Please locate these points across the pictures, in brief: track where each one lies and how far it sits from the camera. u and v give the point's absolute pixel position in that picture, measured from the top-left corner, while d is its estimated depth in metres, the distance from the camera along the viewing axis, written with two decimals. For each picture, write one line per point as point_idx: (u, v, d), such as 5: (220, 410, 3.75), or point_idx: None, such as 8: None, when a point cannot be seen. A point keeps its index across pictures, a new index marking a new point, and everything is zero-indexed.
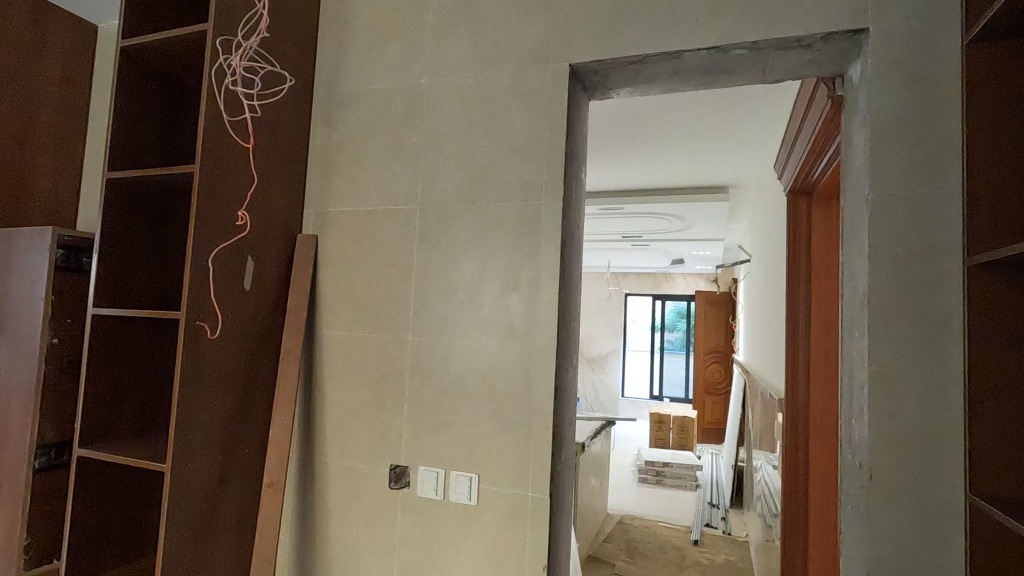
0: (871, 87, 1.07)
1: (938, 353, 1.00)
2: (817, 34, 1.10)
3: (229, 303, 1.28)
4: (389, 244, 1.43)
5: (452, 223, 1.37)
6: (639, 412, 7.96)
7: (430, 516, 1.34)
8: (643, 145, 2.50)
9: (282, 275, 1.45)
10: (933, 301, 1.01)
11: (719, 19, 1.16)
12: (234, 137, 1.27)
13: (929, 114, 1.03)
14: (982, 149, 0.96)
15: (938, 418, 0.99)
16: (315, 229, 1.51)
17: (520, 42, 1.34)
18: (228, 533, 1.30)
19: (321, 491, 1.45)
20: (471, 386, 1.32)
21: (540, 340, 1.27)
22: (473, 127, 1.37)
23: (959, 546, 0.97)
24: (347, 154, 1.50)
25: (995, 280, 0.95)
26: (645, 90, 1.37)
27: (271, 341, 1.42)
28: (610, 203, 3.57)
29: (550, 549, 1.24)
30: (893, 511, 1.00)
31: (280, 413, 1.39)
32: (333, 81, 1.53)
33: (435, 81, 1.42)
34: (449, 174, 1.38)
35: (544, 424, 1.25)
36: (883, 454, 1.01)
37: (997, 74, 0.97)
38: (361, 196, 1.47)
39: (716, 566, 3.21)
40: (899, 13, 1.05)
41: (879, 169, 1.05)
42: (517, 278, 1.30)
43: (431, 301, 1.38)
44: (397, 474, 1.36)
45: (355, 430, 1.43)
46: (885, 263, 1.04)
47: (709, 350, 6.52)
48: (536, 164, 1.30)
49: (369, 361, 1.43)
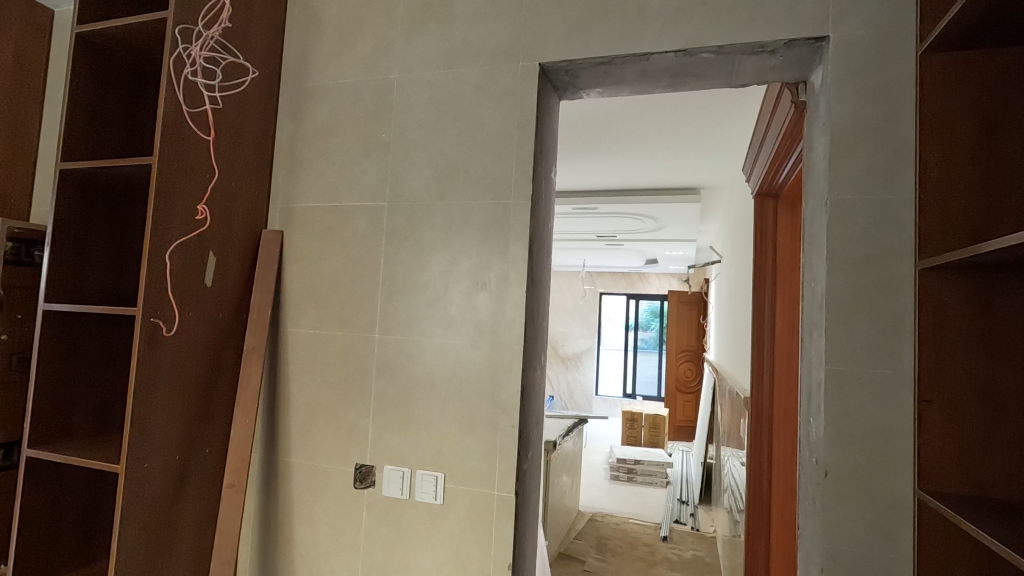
0: (831, 94, 1.09)
1: (890, 354, 1.03)
2: (781, 40, 1.13)
3: (189, 300, 1.25)
4: (356, 241, 1.41)
5: (420, 220, 1.36)
6: (613, 410, 8.04)
7: (395, 516, 1.32)
8: (616, 145, 2.53)
9: (245, 271, 1.42)
10: (886, 303, 1.04)
11: (686, 22, 1.18)
12: (194, 129, 1.24)
13: (886, 120, 1.06)
14: (935, 155, 0.99)
15: (890, 416, 1.02)
16: (281, 224, 1.49)
17: (490, 40, 1.33)
18: (187, 535, 1.27)
19: (284, 492, 1.43)
20: (438, 384, 1.32)
21: (507, 338, 1.27)
22: (443, 124, 1.36)
23: (907, 540, 1.00)
24: (315, 149, 1.48)
25: (946, 283, 0.98)
26: (615, 91, 1.38)
27: (234, 339, 1.39)
28: (584, 203, 3.60)
29: (515, 547, 1.25)
30: (848, 507, 1.03)
31: (242, 412, 1.36)
32: (301, 75, 1.51)
33: (404, 76, 1.40)
34: (418, 171, 1.37)
35: (511, 422, 1.25)
36: (837, 452, 1.04)
37: (949, 83, 1.00)
38: (329, 192, 1.45)
39: (684, 562, 3.26)
40: (857, 22, 1.08)
41: (837, 174, 1.08)
42: (485, 276, 1.30)
43: (398, 298, 1.37)
44: (362, 474, 1.35)
45: (320, 429, 1.41)
46: (843, 265, 1.07)
47: (681, 349, 6.62)
48: (505, 162, 1.30)
49: (334, 359, 1.41)
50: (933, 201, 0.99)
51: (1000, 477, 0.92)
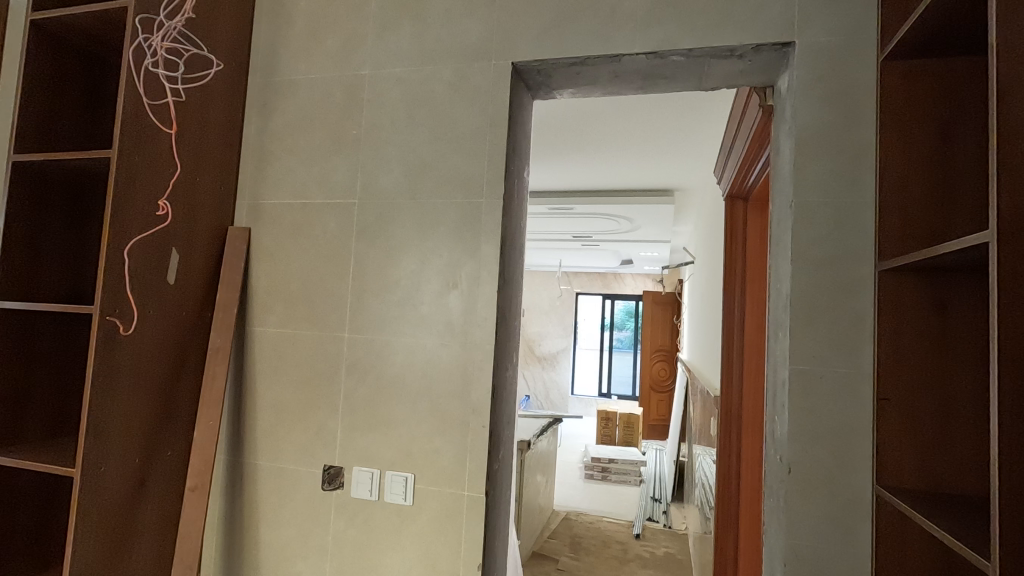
0: (796, 98, 1.11)
1: (851, 353, 1.06)
2: (749, 45, 1.14)
3: (150, 299, 1.21)
4: (325, 239, 1.39)
5: (391, 218, 1.35)
6: (588, 409, 8.10)
7: (364, 518, 1.31)
8: (590, 146, 2.54)
9: (209, 269, 1.38)
10: (847, 304, 1.07)
11: (657, 25, 1.19)
12: (156, 121, 1.20)
13: (848, 125, 1.09)
14: (894, 159, 1.02)
15: (851, 414, 1.05)
16: (248, 221, 1.45)
17: (462, 38, 1.33)
18: (147, 541, 1.23)
19: (250, 495, 1.40)
20: (408, 384, 1.31)
21: (478, 337, 1.26)
22: (415, 122, 1.35)
23: (866, 534, 1.03)
24: (283, 145, 1.45)
25: (904, 283, 1.01)
26: (587, 92, 1.39)
27: (198, 338, 1.35)
28: (560, 203, 3.62)
29: (485, 547, 1.24)
30: (810, 503, 1.05)
31: (207, 414, 1.33)
32: (270, 69, 1.48)
33: (376, 72, 1.39)
34: (389, 168, 1.36)
35: (481, 422, 1.24)
36: (800, 449, 1.06)
37: (908, 89, 1.03)
38: (297, 188, 1.43)
39: (656, 559, 3.30)
40: (821, 29, 1.11)
41: (802, 177, 1.10)
42: (456, 275, 1.29)
43: (368, 297, 1.35)
44: (331, 475, 1.33)
45: (287, 430, 1.38)
46: (807, 267, 1.09)
47: (655, 349, 6.70)
48: (477, 161, 1.29)
49: (301, 359, 1.39)
50: (891, 205, 1.02)
51: (953, 472, 0.95)
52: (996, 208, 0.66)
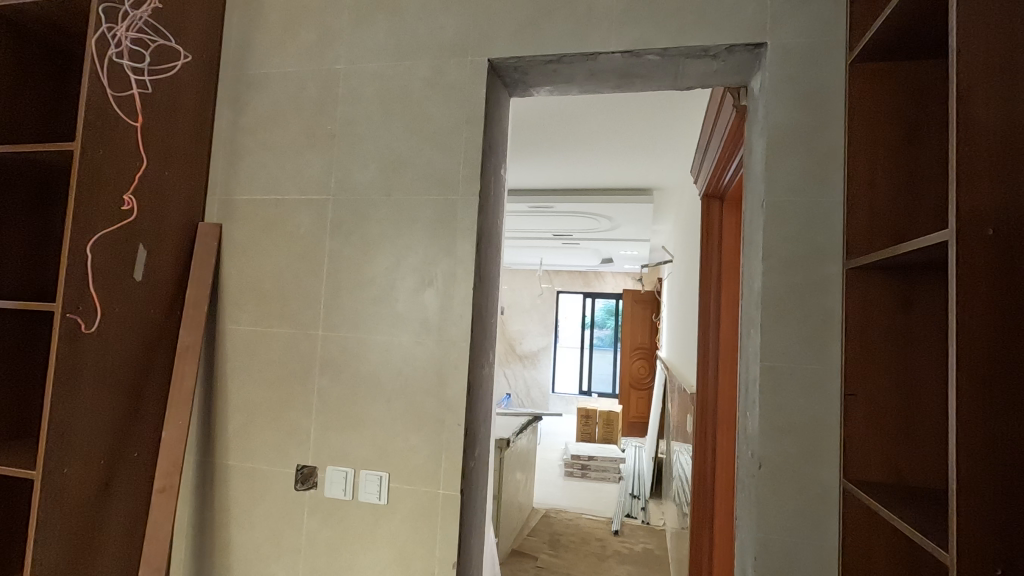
0: (768, 99, 1.13)
1: (820, 350, 1.08)
2: (722, 45, 1.16)
3: (116, 296, 1.18)
4: (299, 236, 1.37)
5: (366, 215, 1.33)
6: (569, 407, 8.14)
7: (338, 518, 1.29)
8: (570, 145, 2.55)
9: (179, 265, 1.35)
10: (816, 301, 1.08)
11: (633, 24, 1.19)
12: (120, 114, 1.16)
13: (817, 126, 1.11)
14: (861, 160, 1.04)
15: (819, 409, 1.07)
16: (219, 217, 1.43)
17: (438, 34, 1.32)
18: (112, 545, 1.21)
19: (220, 495, 1.37)
20: (383, 383, 1.29)
21: (453, 335, 1.26)
22: (390, 118, 1.33)
23: (833, 527, 1.05)
24: (256, 140, 1.42)
25: (871, 280, 1.03)
26: (564, 90, 1.39)
27: (166, 337, 1.32)
28: (540, 202, 3.63)
29: (460, 546, 1.24)
30: (780, 497, 1.07)
31: (175, 414, 1.30)
32: (242, 63, 1.45)
33: (351, 67, 1.37)
34: (364, 165, 1.34)
35: (457, 420, 1.24)
36: (771, 444, 1.08)
37: (875, 91, 1.05)
38: (270, 184, 1.40)
39: (635, 555, 3.33)
40: (792, 31, 1.12)
41: (773, 177, 1.12)
42: (432, 273, 1.28)
43: (343, 295, 1.34)
44: (304, 475, 1.32)
45: (259, 430, 1.36)
46: (777, 265, 1.11)
47: (635, 347, 6.77)
48: (453, 157, 1.28)
49: (274, 357, 1.37)
50: (859, 205, 1.04)
51: (916, 466, 0.98)
52: (955, 206, 0.68)
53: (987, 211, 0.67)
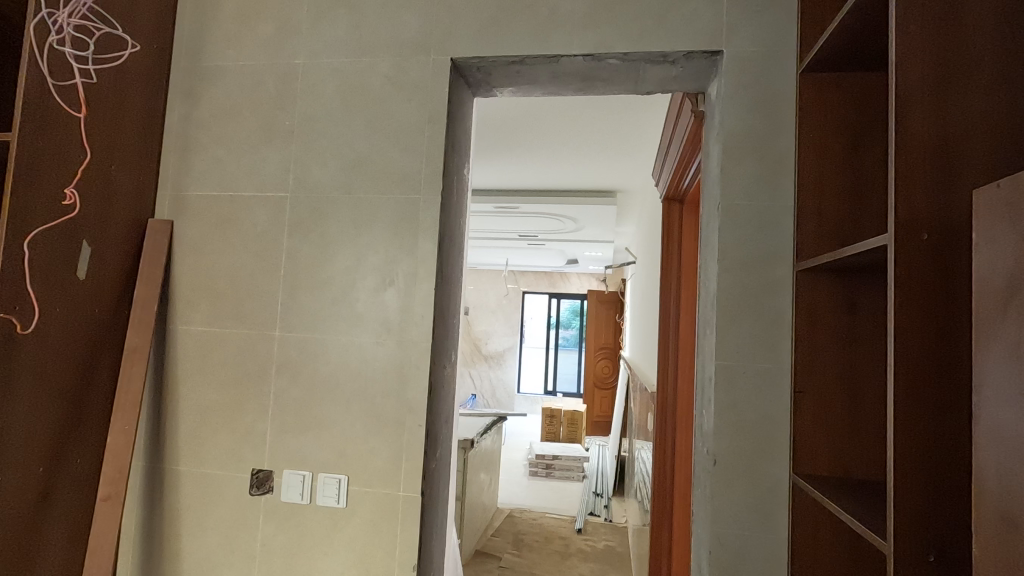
0: (724, 105, 1.16)
1: (771, 349, 1.11)
2: (681, 51, 1.18)
3: (56, 293, 1.12)
4: (255, 233, 1.33)
5: (325, 213, 1.31)
6: (534, 407, 8.18)
7: (295, 523, 1.26)
8: (534, 145, 2.56)
9: (126, 263, 1.30)
10: (768, 302, 1.12)
11: (594, 28, 1.21)
12: (62, 103, 1.11)
13: (770, 133, 1.14)
14: (811, 166, 1.09)
15: (770, 406, 1.11)
16: (170, 213, 1.38)
17: (400, 31, 1.30)
18: (52, 557, 1.14)
19: (170, 502, 1.32)
20: (343, 384, 1.27)
21: (414, 335, 1.25)
22: (351, 115, 1.31)
23: (783, 520, 1.08)
24: (210, 134, 1.38)
25: (819, 281, 1.07)
26: (527, 92, 1.39)
27: (112, 338, 1.26)
28: (506, 203, 3.63)
29: (421, 547, 1.23)
30: (733, 492, 1.10)
31: (121, 418, 1.25)
32: (195, 55, 1.40)
33: (310, 62, 1.34)
34: (324, 162, 1.32)
35: (418, 421, 1.23)
36: (725, 441, 1.11)
37: (824, 100, 1.10)
38: (225, 180, 1.36)
39: (597, 552, 3.37)
40: (746, 40, 1.16)
41: (728, 181, 1.15)
42: (393, 272, 1.27)
43: (301, 294, 1.31)
44: (259, 480, 1.28)
45: (212, 433, 1.32)
46: (732, 267, 1.14)
47: (599, 347, 6.86)
48: (415, 156, 1.27)
49: (228, 358, 1.33)
50: (808, 210, 1.08)
51: (859, 459, 1.03)
52: (894, 209, 0.71)
53: (923, 216, 0.71)
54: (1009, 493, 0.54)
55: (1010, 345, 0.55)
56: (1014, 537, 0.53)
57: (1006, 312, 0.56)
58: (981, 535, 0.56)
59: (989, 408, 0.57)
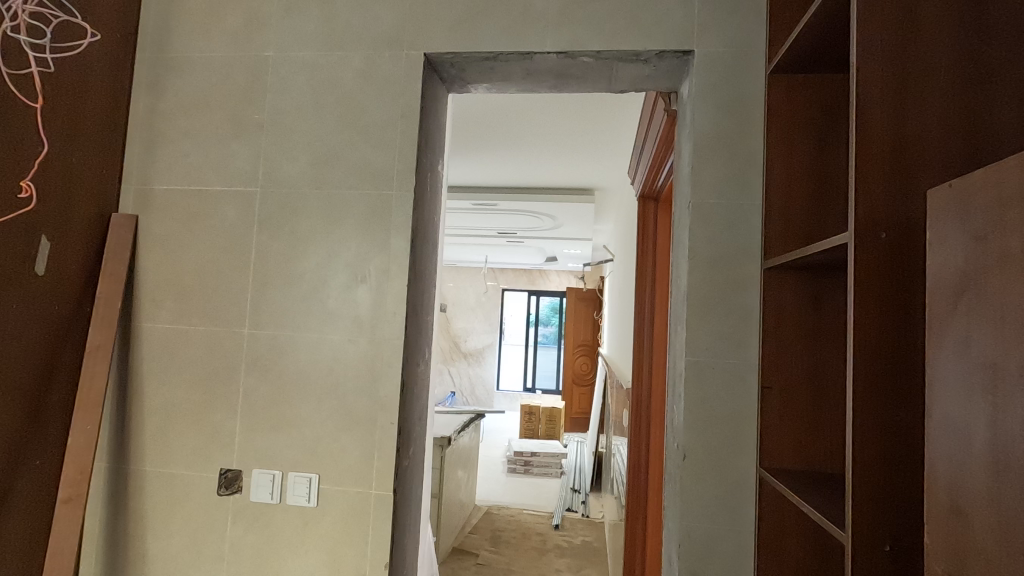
0: (695, 104, 1.17)
1: (740, 345, 1.13)
2: (653, 50, 1.19)
3: (12, 289, 1.09)
4: (224, 229, 1.31)
5: (296, 208, 1.29)
6: (513, 404, 8.20)
7: (264, 523, 1.24)
8: (512, 142, 2.56)
9: (88, 258, 1.26)
10: (737, 299, 1.14)
11: (568, 25, 1.21)
12: (16, 93, 1.08)
13: (739, 133, 1.16)
14: (779, 166, 1.11)
15: (739, 401, 1.12)
16: (135, 208, 1.34)
17: (373, 25, 1.29)
18: (9, 562, 1.11)
19: (136, 504, 1.29)
20: (314, 382, 1.26)
21: (387, 333, 1.24)
22: (322, 109, 1.29)
23: (750, 512, 1.11)
24: (177, 127, 1.35)
25: (785, 279, 1.09)
26: (502, 88, 1.39)
27: (73, 337, 1.23)
28: (484, 199, 3.61)
29: (392, 546, 1.22)
30: (703, 486, 1.12)
31: (83, 418, 1.21)
32: (161, 45, 1.37)
33: (280, 54, 1.32)
34: (294, 157, 1.30)
35: (390, 419, 1.22)
36: (695, 436, 1.12)
37: (791, 102, 1.12)
38: (192, 174, 1.33)
39: (574, 548, 3.40)
40: (717, 40, 1.17)
41: (699, 180, 1.16)
42: (365, 269, 1.25)
43: (271, 290, 1.29)
44: (228, 480, 1.26)
45: (179, 433, 1.29)
46: (702, 264, 1.15)
47: (577, 344, 6.91)
48: (387, 152, 1.26)
49: (196, 356, 1.30)
50: (776, 209, 1.10)
51: (824, 452, 1.05)
52: (854, 209, 0.73)
53: (882, 216, 0.73)
54: (958, 485, 0.55)
55: (959, 340, 0.57)
56: (961, 527, 0.54)
57: (956, 307, 0.57)
58: (932, 526, 0.58)
59: (940, 402, 0.59)
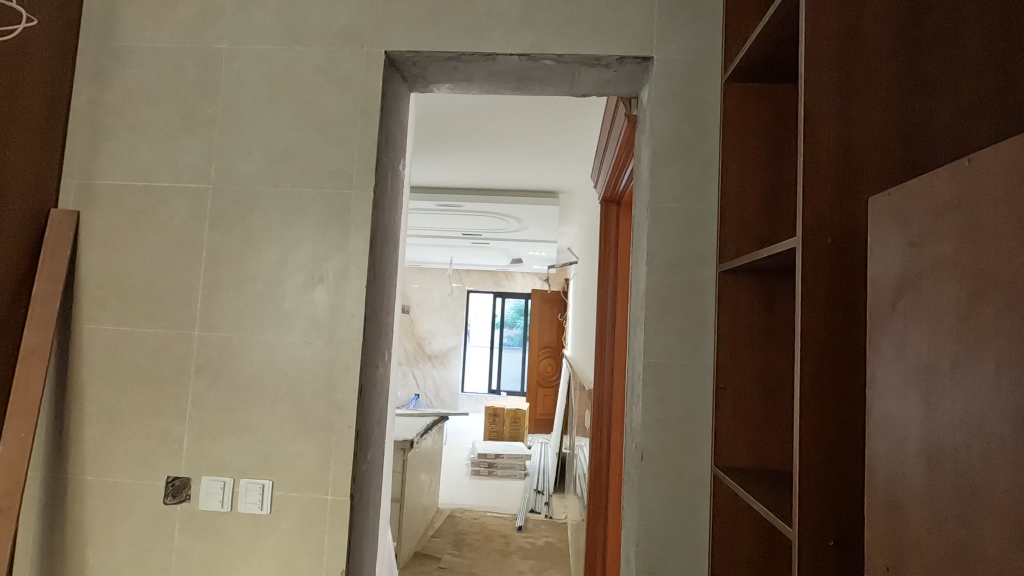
0: (654, 110, 1.19)
1: (696, 345, 1.15)
2: (614, 56, 1.21)
3: None
4: (173, 226, 1.26)
5: (250, 206, 1.25)
6: (477, 406, 8.17)
7: (214, 532, 1.20)
8: (476, 143, 2.55)
9: (23, 256, 1.19)
10: (692, 301, 1.16)
11: (530, 27, 1.21)
12: None
13: (696, 139, 1.19)
14: (734, 173, 1.14)
15: (694, 402, 1.14)
16: (77, 204, 1.27)
17: (332, 20, 1.26)
18: None
19: (74, 515, 1.23)
20: (268, 385, 1.22)
21: (344, 334, 1.21)
22: (279, 105, 1.26)
23: (704, 510, 1.13)
24: (124, 120, 1.29)
25: (739, 282, 1.12)
26: (464, 89, 1.38)
27: (5, 339, 1.16)
28: (448, 200, 3.59)
29: (349, 552, 1.19)
30: (660, 486, 1.13)
31: (16, 425, 1.14)
32: (107, 33, 1.31)
33: (235, 47, 1.28)
34: (249, 153, 1.26)
35: (347, 422, 1.20)
36: (652, 436, 1.14)
37: (746, 110, 1.15)
38: (140, 169, 1.27)
39: (537, 549, 3.41)
40: (675, 48, 1.20)
41: (658, 184, 1.18)
42: (323, 270, 1.23)
43: (223, 291, 1.24)
44: (175, 488, 1.21)
45: (123, 440, 1.23)
46: (660, 267, 1.17)
47: (542, 346, 6.94)
48: (347, 150, 1.24)
49: (142, 359, 1.24)
50: (731, 214, 1.13)
51: (775, 451, 1.08)
52: (801, 215, 0.76)
53: (828, 221, 0.75)
54: (895, 481, 0.58)
55: (896, 342, 0.59)
56: (899, 521, 0.57)
57: (894, 310, 0.60)
58: (872, 520, 0.60)
59: (880, 401, 0.61)
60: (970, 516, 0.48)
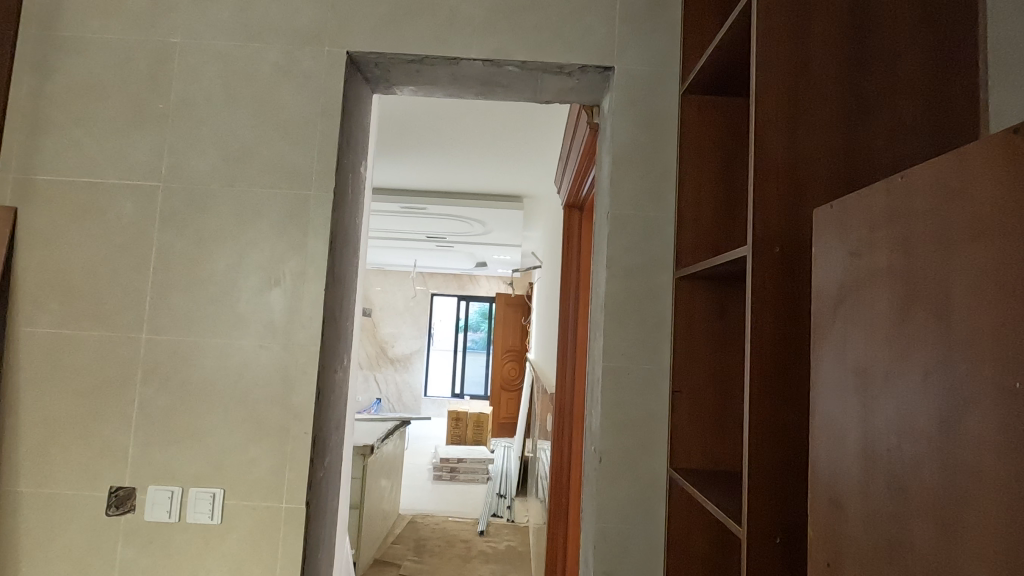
0: (615, 119, 1.22)
1: (653, 350, 1.18)
2: (576, 64, 1.23)
3: None
4: (120, 225, 1.21)
5: (203, 206, 1.21)
6: (441, 410, 8.11)
7: (161, 544, 1.15)
8: (440, 146, 2.54)
9: None
10: (650, 307, 1.19)
11: (494, 33, 1.22)
12: None
13: (655, 148, 1.21)
14: (691, 182, 1.17)
15: (651, 405, 1.17)
16: (14, 200, 1.20)
17: (292, 18, 1.24)
18: None
19: (7, 530, 1.16)
20: (221, 390, 1.18)
21: (302, 338, 1.19)
22: (235, 102, 1.23)
23: (660, 512, 1.15)
24: (68, 113, 1.23)
25: (694, 289, 1.15)
26: (428, 92, 1.38)
27: None
28: (413, 203, 3.56)
29: (304, 561, 1.17)
30: (617, 488, 1.15)
31: None
32: (49, 21, 1.24)
33: (189, 42, 1.24)
34: (203, 151, 1.22)
35: (304, 428, 1.17)
36: (611, 439, 1.16)
37: (703, 121, 1.19)
38: (85, 165, 1.22)
39: (499, 553, 3.40)
40: (636, 59, 1.23)
41: (618, 191, 1.21)
42: (280, 272, 1.20)
43: (173, 293, 1.20)
44: (118, 499, 1.16)
45: (62, 449, 1.17)
46: (619, 272, 1.19)
47: (506, 349, 6.95)
48: (306, 150, 1.21)
49: (85, 363, 1.19)
50: (687, 222, 1.16)
51: (727, 452, 1.12)
52: (752, 225, 0.79)
53: (776, 232, 0.78)
54: (836, 480, 0.60)
55: (838, 346, 0.62)
56: (839, 518, 0.59)
57: (836, 316, 0.63)
58: (815, 517, 0.63)
59: (823, 404, 0.64)
60: (902, 514, 0.51)
